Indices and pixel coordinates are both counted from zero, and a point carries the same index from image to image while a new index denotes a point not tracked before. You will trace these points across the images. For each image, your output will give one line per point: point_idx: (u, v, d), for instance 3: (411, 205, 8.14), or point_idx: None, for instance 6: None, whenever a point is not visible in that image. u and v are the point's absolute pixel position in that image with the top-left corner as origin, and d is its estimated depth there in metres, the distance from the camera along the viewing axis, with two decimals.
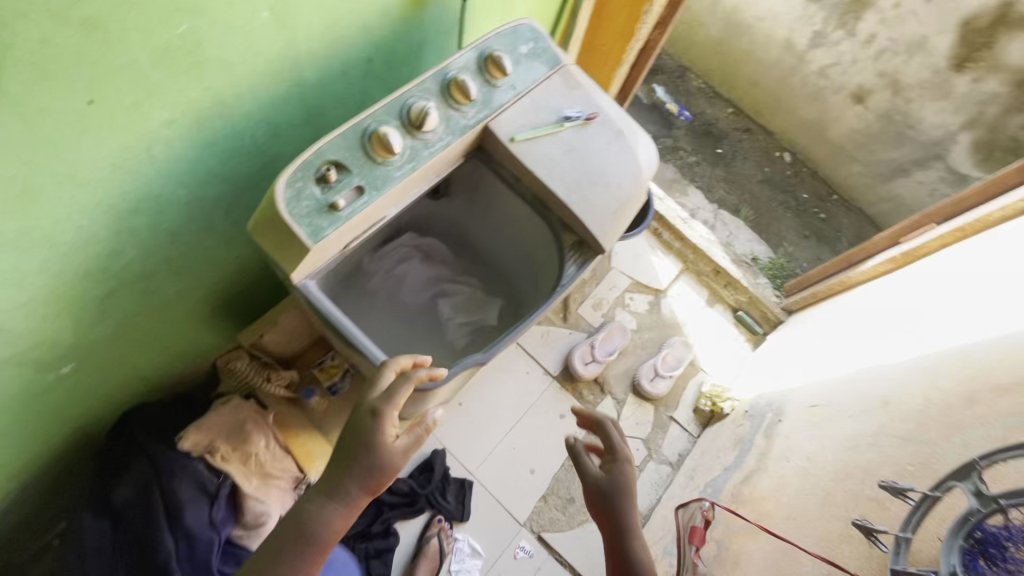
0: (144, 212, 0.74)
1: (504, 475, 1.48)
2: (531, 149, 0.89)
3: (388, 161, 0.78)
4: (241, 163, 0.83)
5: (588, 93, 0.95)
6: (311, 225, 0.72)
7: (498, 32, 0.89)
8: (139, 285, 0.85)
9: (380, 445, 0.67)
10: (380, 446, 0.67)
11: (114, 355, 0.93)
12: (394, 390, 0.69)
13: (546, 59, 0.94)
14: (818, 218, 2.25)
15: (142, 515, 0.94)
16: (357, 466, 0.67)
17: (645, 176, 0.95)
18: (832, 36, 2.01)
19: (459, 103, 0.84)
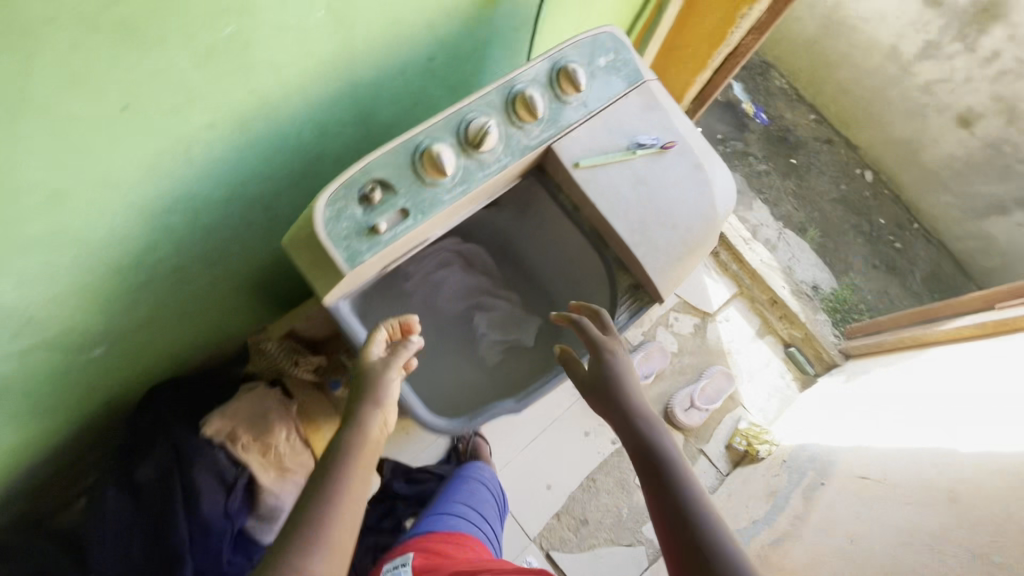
0: (179, 211, 0.70)
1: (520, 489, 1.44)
2: (595, 178, 0.80)
3: (439, 183, 0.71)
4: (285, 162, 0.78)
5: (667, 117, 0.85)
6: (349, 249, 0.66)
7: (576, 40, 0.79)
8: (171, 277, 0.82)
9: (372, 405, 0.67)
10: (371, 407, 0.66)
11: (147, 338, 0.92)
12: (391, 359, 0.70)
13: (626, 74, 0.83)
14: (892, 247, 2.04)
15: (161, 500, 0.96)
16: (350, 438, 0.63)
17: (717, 218, 0.86)
18: (946, 48, 1.80)
19: (523, 121, 0.75)
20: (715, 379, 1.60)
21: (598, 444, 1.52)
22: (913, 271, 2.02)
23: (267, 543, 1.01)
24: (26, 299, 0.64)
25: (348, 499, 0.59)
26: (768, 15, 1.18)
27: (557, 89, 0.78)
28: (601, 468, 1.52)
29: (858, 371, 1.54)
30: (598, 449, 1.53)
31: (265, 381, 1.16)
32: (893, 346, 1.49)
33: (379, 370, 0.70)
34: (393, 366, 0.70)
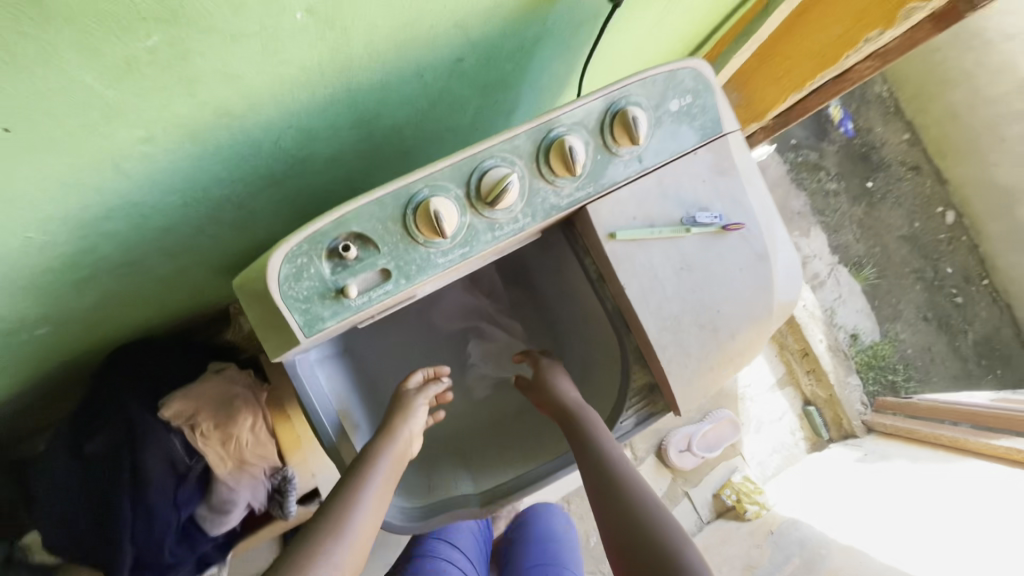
0: (121, 218, 0.58)
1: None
2: (632, 254, 0.64)
3: (433, 244, 0.56)
4: (260, 167, 0.64)
5: (740, 187, 0.67)
6: (308, 313, 0.54)
7: (647, 74, 0.60)
8: (124, 270, 0.71)
9: (399, 418, 0.74)
10: (403, 415, 0.74)
11: (104, 315, 0.83)
12: (423, 390, 0.78)
13: (701, 124, 0.65)
14: (952, 303, 1.79)
15: (108, 478, 0.91)
16: (379, 449, 0.69)
17: (771, 322, 0.70)
18: None
19: (556, 175, 0.59)
20: (720, 427, 1.50)
21: None
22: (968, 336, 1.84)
23: (215, 530, 1.00)
24: None
25: (373, 501, 0.64)
26: (900, 41, 0.95)
27: (607, 138, 0.60)
28: (578, 492, 1.46)
29: (880, 455, 1.41)
30: None
31: (238, 363, 1.09)
32: (923, 438, 1.37)
33: (411, 398, 0.77)
34: (424, 393, 0.78)
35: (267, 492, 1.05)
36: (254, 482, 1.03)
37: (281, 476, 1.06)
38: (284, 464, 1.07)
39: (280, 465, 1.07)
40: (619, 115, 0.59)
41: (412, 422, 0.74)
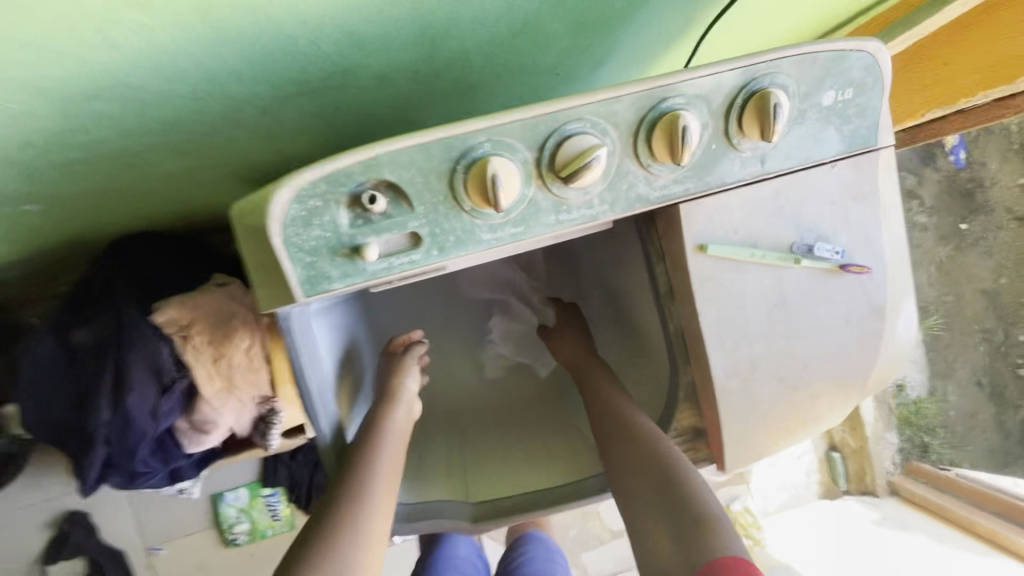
0: (114, 100, 0.48)
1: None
2: (719, 276, 0.51)
3: (480, 214, 0.44)
4: (291, 70, 0.52)
5: (873, 219, 0.53)
6: (312, 268, 0.43)
7: (807, 49, 0.45)
8: (124, 160, 0.62)
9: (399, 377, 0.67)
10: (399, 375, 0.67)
11: (102, 202, 0.75)
12: (410, 351, 0.72)
13: (851, 130, 0.50)
14: (1014, 374, 1.14)
15: (91, 372, 0.86)
16: (387, 415, 0.61)
17: (863, 392, 0.57)
18: None
19: (656, 158, 0.45)
20: None
21: None
22: None
23: (191, 446, 0.95)
24: None
25: (388, 469, 0.56)
26: None
27: (732, 124, 0.46)
28: None
29: (898, 523, 1.32)
30: None
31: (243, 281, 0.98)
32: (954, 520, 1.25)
33: (401, 360, 0.70)
34: (415, 354, 0.71)
35: (251, 419, 0.99)
36: (240, 408, 0.95)
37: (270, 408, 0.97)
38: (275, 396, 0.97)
39: (269, 395, 0.97)
40: (757, 97, 0.45)
41: (409, 380, 0.67)
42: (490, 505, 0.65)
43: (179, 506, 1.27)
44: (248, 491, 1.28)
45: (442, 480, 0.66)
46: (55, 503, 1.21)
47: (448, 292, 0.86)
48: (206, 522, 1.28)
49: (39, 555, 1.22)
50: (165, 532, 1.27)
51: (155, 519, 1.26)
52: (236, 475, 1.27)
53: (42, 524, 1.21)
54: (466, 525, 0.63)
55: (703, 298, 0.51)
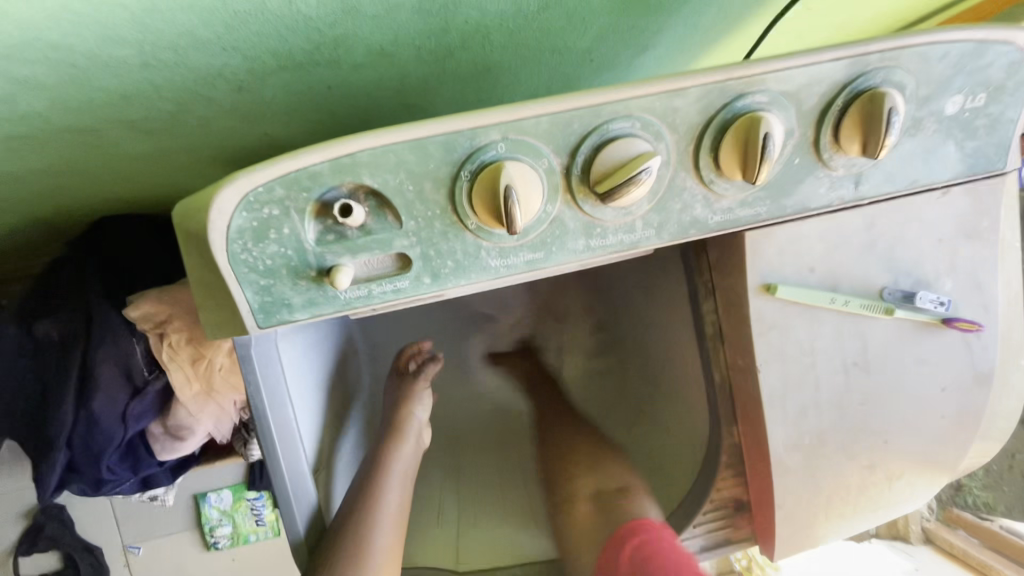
0: (39, 62, 0.38)
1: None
2: (786, 325, 0.40)
3: (488, 235, 0.34)
4: (265, 37, 0.42)
5: (988, 262, 0.41)
6: (267, 293, 0.34)
7: (936, 37, 0.34)
8: (77, 137, 0.52)
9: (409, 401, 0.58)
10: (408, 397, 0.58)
11: (65, 182, 0.66)
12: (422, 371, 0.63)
13: (975, 148, 0.38)
14: None
15: (57, 368, 0.78)
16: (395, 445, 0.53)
17: (952, 474, 0.46)
18: None
19: (721, 172, 0.35)
20: None
21: None
22: None
23: (164, 452, 0.87)
24: None
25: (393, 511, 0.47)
26: None
27: (825, 133, 0.35)
28: None
29: None
30: None
31: None
32: None
33: (410, 382, 0.61)
34: (424, 375, 0.62)
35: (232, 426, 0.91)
36: (219, 414, 0.87)
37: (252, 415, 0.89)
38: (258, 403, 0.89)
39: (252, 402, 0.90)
40: (863, 100, 0.34)
41: (420, 409, 0.58)
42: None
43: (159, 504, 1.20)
44: (231, 493, 1.21)
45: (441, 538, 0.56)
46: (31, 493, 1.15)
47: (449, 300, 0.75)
48: (186, 523, 1.21)
49: (12, 546, 1.16)
50: (143, 530, 1.20)
51: (133, 515, 1.20)
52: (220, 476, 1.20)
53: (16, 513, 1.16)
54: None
55: (766, 350, 0.41)
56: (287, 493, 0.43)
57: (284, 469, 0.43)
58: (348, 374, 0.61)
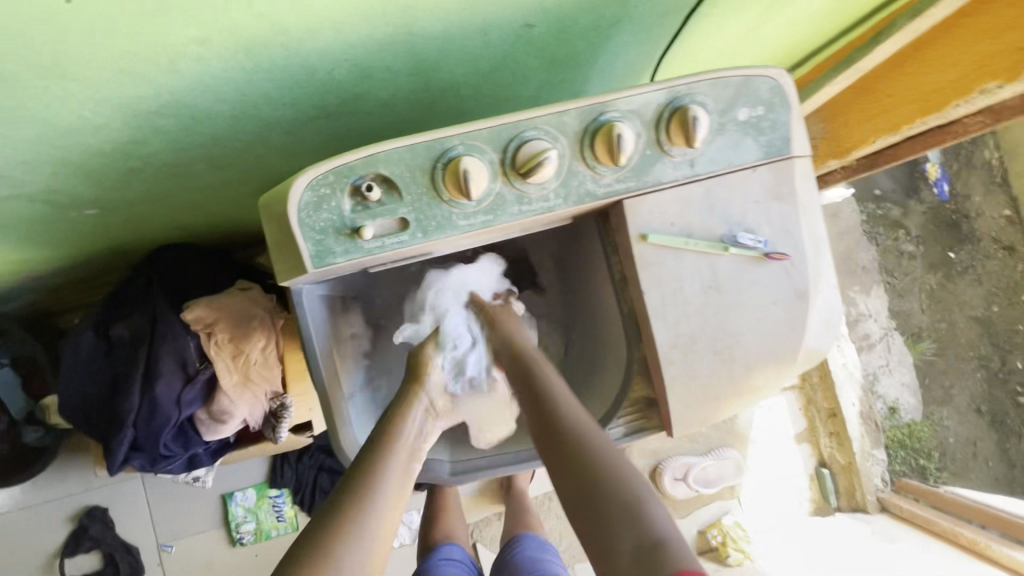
0: (171, 117, 0.60)
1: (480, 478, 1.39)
2: (659, 261, 0.61)
3: (456, 203, 0.55)
4: (311, 96, 0.64)
5: (793, 215, 0.62)
6: (320, 244, 0.54)
7: (720, 75, 0.56)
8: (171, 172, 0.73)
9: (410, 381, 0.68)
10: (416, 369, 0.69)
11: (147, 211, 0.87)
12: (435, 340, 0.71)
13: (766, 141, 0.60)
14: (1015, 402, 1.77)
15: (126, 362, 0.97)
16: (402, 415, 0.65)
17: (795, 364, 0.65)
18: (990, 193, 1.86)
19: (598, 160, 0.56)
20: (722, 465, 1.43)
21: None
22: None
23: (206, 436, 1.04)
24: None
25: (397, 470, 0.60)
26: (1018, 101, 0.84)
27: (661, 134, 0.57)
28: None
29: (888, 536, 1.32)
30: None
31: (262, 287, 1.09)
32: (938, 532, 1.29)
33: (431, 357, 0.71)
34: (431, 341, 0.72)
35: (263, 413, 1.08)
36: (254, 401, 1.05)
37: (280, 403, 1.07)
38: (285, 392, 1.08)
39: (281, 391, 1.08)
40: (680, 112, 0.56)
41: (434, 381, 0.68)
42: (465, 463, 0.75)
43: (191, 505, 1.34)
44: (255, 492, 1.36)
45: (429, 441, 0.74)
46: (78, 499, 1.30)
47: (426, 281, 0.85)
48: (215, 522, 1.34)
49: (58, 549, 1.29)
50: (176, 530, 1.34)
51: (167, 516, 1.33)
52: (246, 475, 1.36)
53: (64, 518, 1.29)
54: (446, 477, 0.73)
55: (650, 277, 0.61)
56: (331, 411, 0.66)
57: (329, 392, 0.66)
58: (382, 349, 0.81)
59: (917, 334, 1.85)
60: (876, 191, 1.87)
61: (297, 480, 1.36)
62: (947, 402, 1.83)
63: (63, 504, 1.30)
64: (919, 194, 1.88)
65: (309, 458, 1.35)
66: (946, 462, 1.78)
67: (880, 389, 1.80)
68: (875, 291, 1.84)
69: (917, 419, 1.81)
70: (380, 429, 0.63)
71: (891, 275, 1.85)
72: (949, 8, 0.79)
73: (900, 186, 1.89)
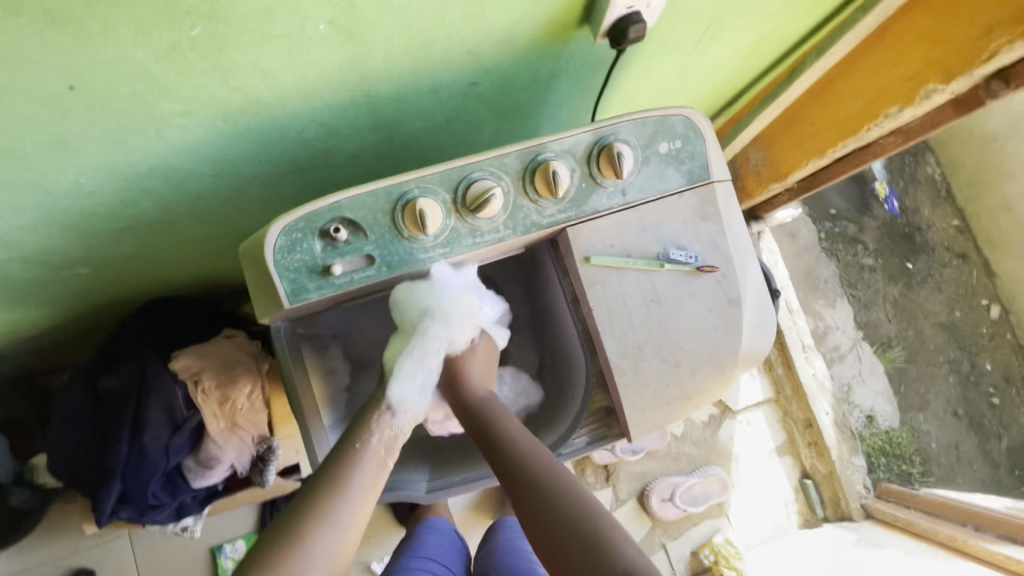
0: (159, 178, 0.67)
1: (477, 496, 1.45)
2: (603, 280, 0.68)
3: (416, 238, 0.62)
4: (285, 154, 0.71)
5: (720, 231, 0.70)
6: (295, 283, 0.61)
7: (638, 115, 0.65)
8: (158, 228, 0.80)
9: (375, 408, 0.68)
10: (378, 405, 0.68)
11: (136, 268, 0.92)
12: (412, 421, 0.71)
13: (688, 168, 0.69)
14: (986, 401, 1.88)
15: (113, 414, 1.00)
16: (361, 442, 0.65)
17: (736, 368, 0.71)
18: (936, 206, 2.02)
19: (539, 194, 0.64)
20: (707, 482, 1.46)
21: None
22: (1000, 435, 1.86)
23: (195, 483, 1.06)
24: None
25: (354, 501, 0.60)
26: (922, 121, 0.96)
27: (593, 168, 0.65)
28: None
29: (874, 542, 1.34)
30: None
31: (247, 334, 1.14)
32: (921, 533, 1.33)
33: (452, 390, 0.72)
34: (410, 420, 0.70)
35: (251, 458, 1.11)
36: (241, 446, 1.08)
37: (268, 446, 1.10)
38: (272, 435, 1.11)
39: (268, 435, 1.11)
40: (607, 148, 0.64)
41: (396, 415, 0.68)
42: (442, 481, 0.78)
43: (179, 560, 1.33)
44: (244, 542, 1.35)
45: (409, 462, 0.80)
46: (64, 561, 1.29)
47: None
48: None
49: None
50: None
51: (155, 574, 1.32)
52: (235, 525, 1.36)
53: None
54: (423, 496, 0.76)
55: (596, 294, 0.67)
56: (313, 445, 0.72)
57: (312, 427, 0.71)
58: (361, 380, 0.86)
59: (886, 344, 1.90)
60: (831, 210, 1.97)
61: None
62: (925, 407, 1.87)
63: (48, 568, 1.28)
64: (872, 210, 1.99)
65: None
66: (931, 467, 1.82)
67: (856, 399, 1.83)
68: (841, 304, 1.90)
69: (895, 426, 1.83)
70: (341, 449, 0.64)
71: (854, 287, 1.92)
72: (847, 46, 0.91)
73: (854, 205, 1.99)
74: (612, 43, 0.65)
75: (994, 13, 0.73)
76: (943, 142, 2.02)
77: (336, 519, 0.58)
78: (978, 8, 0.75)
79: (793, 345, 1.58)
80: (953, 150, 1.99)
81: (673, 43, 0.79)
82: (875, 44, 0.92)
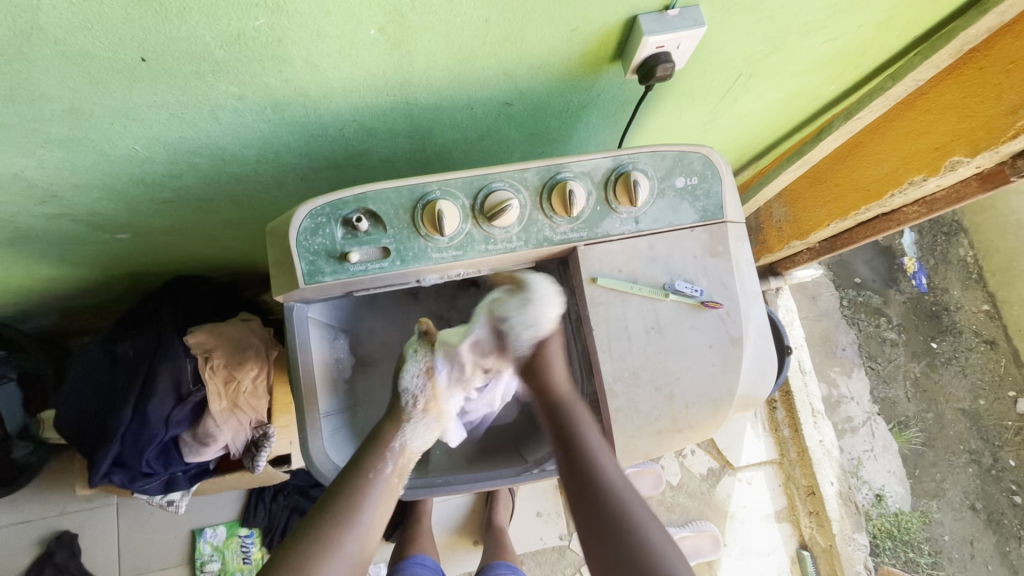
0: (206, 156, 0.72)
1: (462, 517, 1.43)
2: (606, 302, 0.69)
3: (432, 238, 0.66)
4: (323, 149, 0.76)
5: (728, 270, 0.71)
6: (312, 265, 0.64)
7: (658, 149, 0.68)
8: (197, 204, 0.84)
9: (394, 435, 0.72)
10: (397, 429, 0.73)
11: (170, 240, 0.97)
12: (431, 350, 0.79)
13: (702, 205, 0.71)
14: (1006, 497, 1.78)
15: (123, 379, 1.03)
16: (375, 468, 0.69)
17: (731, 409, 0.71)
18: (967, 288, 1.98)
19: (554, 211, 0.67)
20: (698, 538, 1.41)
21: (549, 531, 1.43)
22: (1021, 538, 1.75)
23: (188, 458, 1.07)
24: (51, 179, 0.71)
25: (361, 534, 0.64)
26: (947, 193, 0.97)
27: (609, 193, 0.68)
28: (536, 555, 1.41)
29: None
30: (549, 538, 1.43)
31: (262, 321, 1.18)
32: None
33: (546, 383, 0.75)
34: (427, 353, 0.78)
35: (245, 441, 1.12)
36: (238, 428, 1.09)
37: (263, 432, 1.11)
38: (269, 422, 1.12)
39: (264, 421, 1.13)
40: (623, 176, 0.67)
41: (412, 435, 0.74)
42: (424, 479, 0.79)
43: (159, 537, 1.34)
44: (226, 529, 1.35)
45: None
46: (52, 521, 1.31)
47: (412, 320, 0.93)
48: (181, 558, 1.33)
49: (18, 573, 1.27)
50: (140, 563, 1.32)
51: (134, 548, 1.33)
52: (219, 510, 1.36)
53: (32, 540, 1.29)
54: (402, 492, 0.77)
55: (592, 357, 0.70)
56: (306, 429, 0.72)
57: (307, 412, 0.72)
58: (362, 375, 0.87)
59: (902, 423, 1.83)
60: (856, 279, 1.94)
61: (270, 525, 1.35)
62: (940, 495, 1.77)
63: (35, 525, 1.31)
64: (899, 284, 1.95)
65: (284, 497, 1.36)
66: (941, 561, 1.71)
67: (865, 475, 1.75)
68: (857, 373, 1.84)
69: (905, 509, 1.74)
70: (354, 470, 0.68)
71: (874, 359, 1.87)
72: (875, 112, 0.93)
73: (881, 276, 1.95)
74: (641, 79, 0.69)
75: (1023, 91, 0.75)
76: (978, 225, 2.00)
77: (344, 553, 0.62)
78: (1007, 85, 0.77)
79: (802, 408, 1.53)
80: (988, 234, 1.96)
81: (703, 90, 0.82)
82: (904, 113, 0.94)
